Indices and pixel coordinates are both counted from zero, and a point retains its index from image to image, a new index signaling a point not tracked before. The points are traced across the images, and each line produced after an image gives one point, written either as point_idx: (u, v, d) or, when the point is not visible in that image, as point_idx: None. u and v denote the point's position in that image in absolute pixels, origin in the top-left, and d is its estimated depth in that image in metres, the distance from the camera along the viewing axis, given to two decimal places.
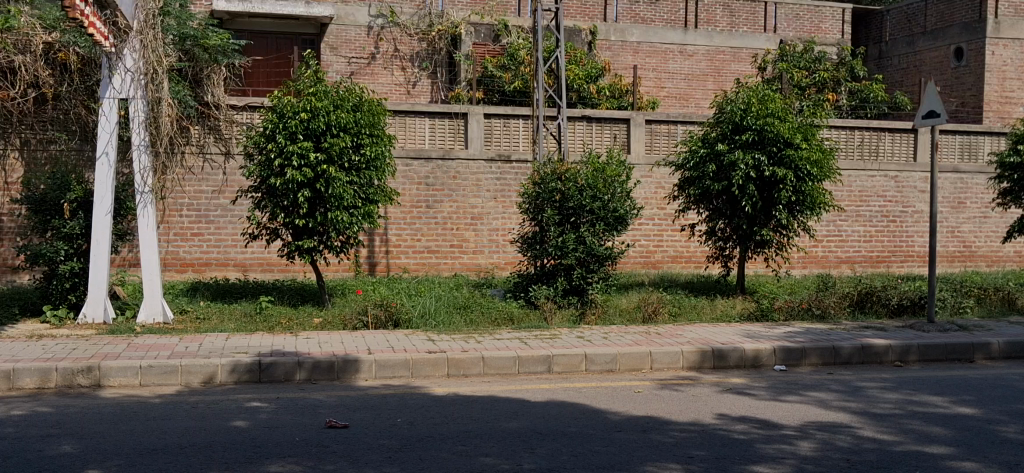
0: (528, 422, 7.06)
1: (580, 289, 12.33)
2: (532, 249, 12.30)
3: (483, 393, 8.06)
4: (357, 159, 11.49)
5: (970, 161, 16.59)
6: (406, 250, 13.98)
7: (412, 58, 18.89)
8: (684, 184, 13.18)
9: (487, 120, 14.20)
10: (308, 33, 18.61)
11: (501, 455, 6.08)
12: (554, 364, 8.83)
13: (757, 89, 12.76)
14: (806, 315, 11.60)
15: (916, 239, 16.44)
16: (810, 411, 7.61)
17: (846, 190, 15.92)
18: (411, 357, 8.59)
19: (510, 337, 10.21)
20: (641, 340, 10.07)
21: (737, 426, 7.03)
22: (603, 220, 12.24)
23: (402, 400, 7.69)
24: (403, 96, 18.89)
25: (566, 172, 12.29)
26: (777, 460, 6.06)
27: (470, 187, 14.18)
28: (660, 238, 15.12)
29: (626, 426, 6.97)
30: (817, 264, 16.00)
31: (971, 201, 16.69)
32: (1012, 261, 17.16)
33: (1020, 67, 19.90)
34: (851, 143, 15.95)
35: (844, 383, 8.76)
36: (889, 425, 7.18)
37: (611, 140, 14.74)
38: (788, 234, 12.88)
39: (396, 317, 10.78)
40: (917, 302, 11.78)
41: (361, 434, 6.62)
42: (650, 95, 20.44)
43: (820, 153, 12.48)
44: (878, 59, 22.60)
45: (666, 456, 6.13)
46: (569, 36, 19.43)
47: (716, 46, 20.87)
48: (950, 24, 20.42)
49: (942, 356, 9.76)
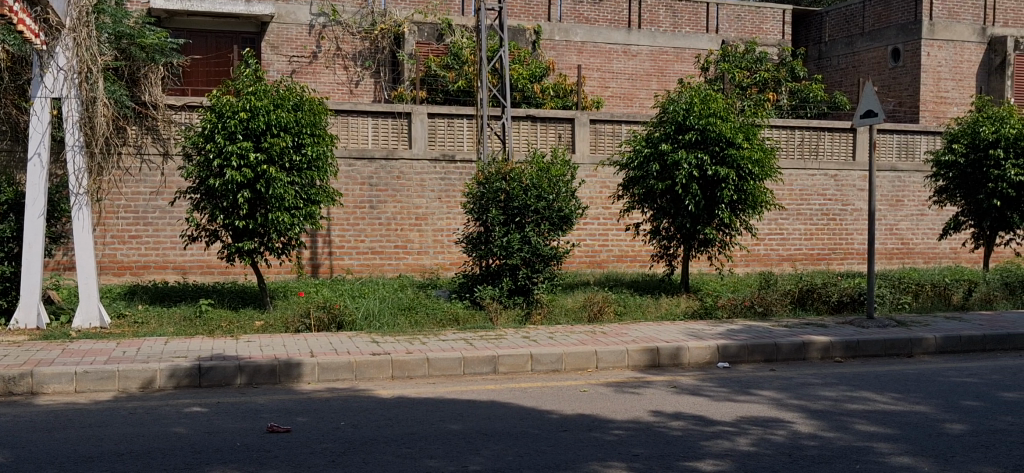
0: (473, 423, 6.31)
1: (525, 289, 11.08)
2: (476, 250, 11.09)
3: (432, 394, 7.26)
4: (298, 160, 10.57)
5: (907, 159, 17.70)
6: (350, 252, 14.43)
7: (355, 57, 19.11)
8: (628, 183, 13.18)
9: (431, 120, 14.75)
10: (247, 32, 18.68)
11: (446, 457, 5.47)
12: (500, 364, 8.14)
13: (699, 90, 12.78)
14: (750, 313, 10.92)
15: (856, 236, 17.52)
16: (758, 407, 6.83)
17: (786, 190, 16.87)
18: (356, 360, 7.83)
19: (455, 338, 9.13)
20: (588, 338, 9.17)
21: (674, 422, 6.31)
22: (549, 219, 11.03)
23: (346, 403, 6.91)
24: (345, 96, 19.13)
25: (511, 171, 11.09)
26: (717, 457, 5.45)
27: (415, 187, 14.71)
28: (605, 238, 15.78)
29: (568, 425, 6.24)
30: (760, 262, 16.89)
31: (908, 200, 17.77)
32: (948, 258, 18.33)
33: (953, 68, 21.74)
34: (792, 143, 16.88)
35: (799, 377, 8.07)
36: (861, 417, 6.53)
37: (555, 139, 15.35)
38: (730, 233, 12.99)
39: (340, 319, 9.65)
40: (858, 298, 11.30)
41: (303, 438, 5.91)
42: (594, 95, 21.26)
43: (762, 153, 12.57)
44: (818, 59, 24.31)
45: (611, 454, 5.52)
46: (513, 35, 20.01)
47: (659, 46, 21.67)
48: (889, 25, 22.21)
49: (885, 354, 9.18)
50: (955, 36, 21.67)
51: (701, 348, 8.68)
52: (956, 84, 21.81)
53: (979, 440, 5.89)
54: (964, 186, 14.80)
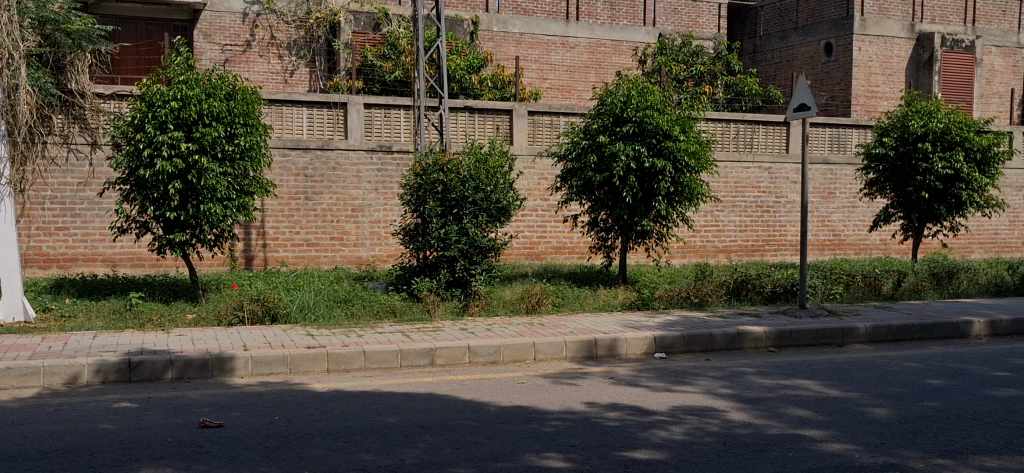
0: (410, 416, 6.25)
1: (463, 281, 11.02)
2: (413, 242, 11.00)
3: (367, 388, 7.18)
4: (231, 149, 10.38)
5: (838, 152, 18.03)
6: (284, 244, 14.23)
7: (289, 46, 18.86)
8: (566, 175, 13.20)
9: (367, 110, 14.60)
10: (180, 19, 18.28)
11: (382, 450, 5.40)
12: (438, 357, 8.08)
13: (636, 82, 12.85)
14: (686, 304, 11.02)
15: (789, 228, 17.83)
16: (693, 396, 6.88)
17: (722, 182, 17.05)
18: (290, 353, 7.71)
19: (392, 330, 9.04)
20: (526, 330, 9.16)
21: (610, 413, 6.32)
22: (487, 210, 11.00)
23: (280, 397, 6.80)
24: (279, 85, 18.86)
25: (448, 163, 11.03)
26: (652, 447, 5.47)
27: (351, 179, 14.56)
28: (543, 230, 15.82)
29: (506, 417, 6.21)
30: (695, 253, 17.06)
31: (839, 192, 18.11)
32: (878, 249, 18.72)
33: (883, 63, 22.20)
34: (727, 135, 17.03)
35: (733, 366, 8.15)
36: (794, 404, 6.61)
37: (493, 131, 15.29)
38: (667, 225, 13.08)
39: (274, 312, 9.51)
40: (791, 289, 11.47)
41: (235, 433, 5.79)
42: (532, 86, 21.28)
43: (698, 145, 12.67)
44: (753, 54, 24.62)
45: (547, 445, 5.50)
46: (450, 26, 19.86)
47: (597, 38, 21.76)
48: (822, 20, 22.59)
49: (817, 343, 9.33)
50: (886, 32, 22.13)
51: (637, 339, 8.73)
52: (886, 78, 22.28)
53: (908, 426, 6.00)
54: (894, 178, 15.11)
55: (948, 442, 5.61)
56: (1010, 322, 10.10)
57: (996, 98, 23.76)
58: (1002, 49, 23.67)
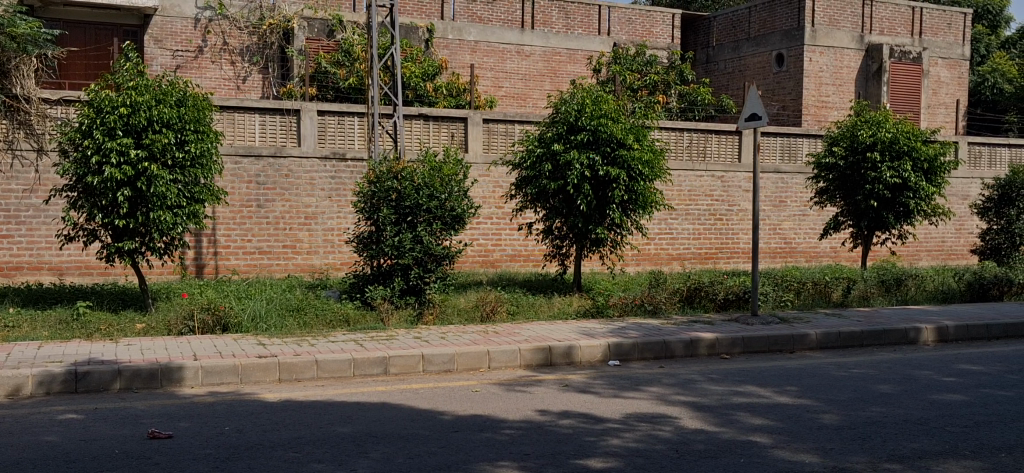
0: (362, 426, 6.21)
1: (417, 289, 10.96)
2: (366, 249, 10.92)
3: (320, 397, 7.11)
4: (182, 156, 10.24)
5: (789, 161, 18.28)
6: (236, 252, 14.08)
7: (242, 52, 18.69)
8: (521, 182, 13.21)
9: (321, 117, 14.52)
10: (130, 24, 18.07)
11: (334, 460, 5.35)
12: (391, 366, 8.04)
13: (591, 91, 12.91)
14: (640, 311, 11.08)
15: (741, 236, 18.03)
16: (646, 403, 6.92)
17: (675, 190, 17.20)
18: (241, 363, 7.62)
19: (345, 339, 8.97)
20: (481, 338, 9.15)
21: (564, 421, 6.33)
22: (441, 218, 10.99)
23: (231, 408, 6.71)
24: (232, 91, 18.70)
25: (403, 170, 10.99)
26: (606, 454, 5.49)
27: (304, 186, 14.46)
28: (498, 238, 15.84)
29: (459, 426, 6.20)
30: (650, 261, 17.16)
31: (790, 200, 18.36)
32: (828, 256, 18.98)
33: (834, 73, 22.55)
34: (680, 144, 17.17)
35: (686, 373, 8.21)
36: (746, 411, 6.67)
37: (448, 138, 15.26)
38: (621, 232, 13.15)
39: (225, 321, 9.39)
40: (743, 296, 11.59)
41: (185, 444, 5.71)
42: (488, 94, 21.32)
43: (651, 154, 12.78)
44: (706, 64, 24.88)
45: (502, 453, 5.50)
46: (405, 33, 19.78)
47: (552, 47, 21.86)
48: (773, 31, 22.91)
49: (769, 350, 9.43)
50: (836, 43, 22.50)
51: (591, 347, 8.76)
52: (836, 89, 22.64)
53: (856, 432, 6.09)
54: (843, 186, 15.36)
55: (896, 447, 5.70)
56: (957, 329, 10.30)
57: (942, 110, 24.28)
58: (948, 61, 24.18)
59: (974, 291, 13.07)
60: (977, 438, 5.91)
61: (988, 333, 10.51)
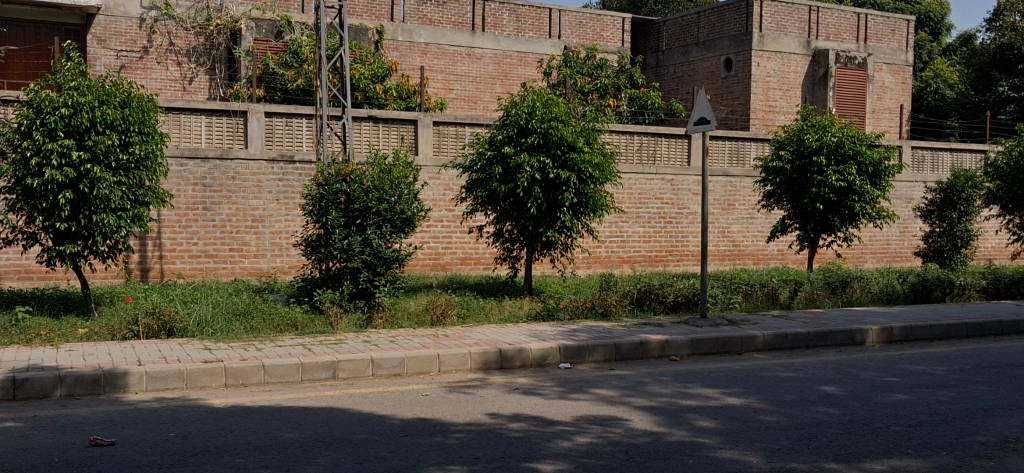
0: (311, 431, 6.13)
1: (366, 293, 10.87)
2: (314, 253, 10.80)
3: (267, 402, 7.01)
4: (125, 158, 10.06)
5: (738, 165, 18.47)
6: (181, 256, 13.88)
7: (188, 53, 18.47)
8: (472, 185, 13.15)
9: (268, 119, 14.35)
10: (72, 23, 17.69)
11: (282, 466, 5.27)
12: (340, 370, 7.95)
13: (542, 94, 12.92)
14: (590, 314, 11.10)
15: (690, 239, 18.19)
16: (595, 405, 6.92)
17: (626, 194, 17.28)
18: (187, 368, 7.48)
19: (293, 343, 8.87)
20: (431, 341, 9.08)
21: (513, 424, 6.31)
22: (391, 221, 10.91)
23: (176, 414, 6.59)
24: (178, 93, 18.48)
25: (351, 173, 10.89)
26: (556, 457, 5.48)
27: (251, 189, 14.28)
28: (448, 241, 15.80)
29: (409, 430, 6.15)
30: (601, 264, 17.21)
31: (739, 204, 18.56)
32: (775, 259, 19.22)
33: (781, 79, 22.84)
34: (630, 147, 17.25)
35: (636, 375, 8.23)
36: (695, 412, 6.71)
37: (397, 141, 15.17)
38: (572, 235, 13.18)
39: (171, 325, 9.24)
40: (692, 298, 11.67)
41: (128, 451, 5.59)
42: (438, 96, 21.30)
43: (602, 157, 12.85)
44: (656, 68, 25.08)
45: (451, 458, 5.46)
46: (355, 34, 19.64)
47: (503, 50, 21.89)
48: (721, 36, 23.15)
49: (718, 351, 9.51)
50: (783, 49, 22.80)
51: (542, 349, 8.74)
52: (784, 94, 22.94)
53: (803, 432, 6.14)
54: (790, 190, 15.56)
55: (841, 447, 5.76)
56: (901, 330, 10.48)
57: (887, 114, 24.71)
58: (892, 67, 24.64)
59: (917, 293, 13.33)
60: (921, 437, 6.00)
61: (931, 334, 10.70)
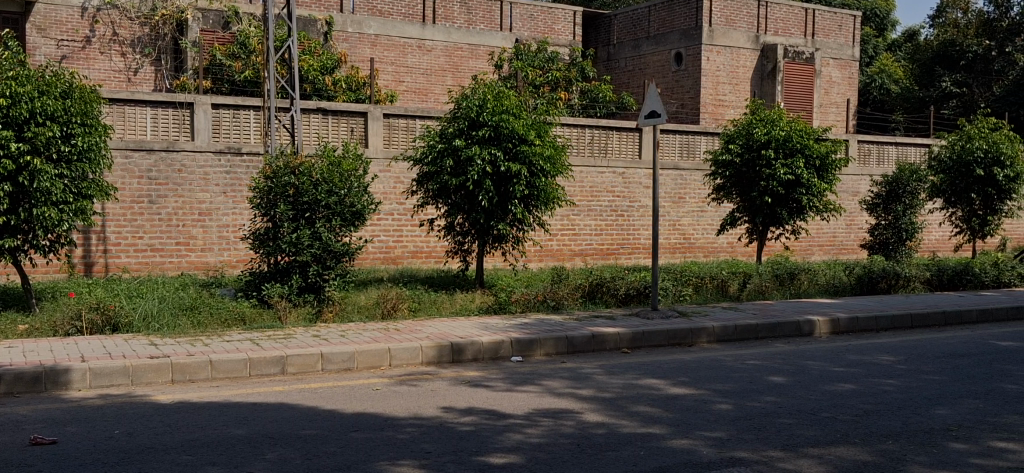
0: (259, 427, 6.04)
1: (316, 287, 10.76)
2: (263, 246, 10.65)
3: (215, 398, 6.89)
4: (67, 150, 9.84)
5: (688, 158, 18.60)
6: (127, 250, 13.62)
7: (133, 43, 18.14)
8: (423, 178, 13.07)
9: (215, 110, 14.13)
10: (10, 11, 17.18)
11: (229, 463, 5.19)
12: (289, 365, 7.85)
13: (492, 86, 12.87)
14: (542, 307, 11.09)
15: (641, 232, 18.30)
16: (546, 398, 6.91)
17: (577, 187, 17.31)
18: (132, 364, 7.33)
19: (241, 338, 8.75)
20: (382, 335, 9.01)
21: (466, 418, 6.28)
22: (340, 215, 10.79)
23: (120, 411, 6.45)
24: (123, 83, 18.14)
25: (300, 165, 10.76)
26: (508, 450, 5.46)
27: (198, 181, 14.06)
28: (399, 234, 15.72)
29: (359, 425, 6.09)
30: (552, 257, 17.23)
31: (689, 197, 18.70)
32: (725, 251, 19.41)
33: (730, 73, 23.05)
34: (582, 141, 17.27)
35: (587, 367, 8.24)
36: (646, 403, 6.73)
37: (347, 133, 15.03)
38: (523, 229, 13.18)
39: (115, 321, 9.06)
40: (643, 291, 11.72)
41: (71, 449, 5.46)
42: (388, 88, 21.16)
43: (552, 150, 12.86)
44: (606, 61, 25.17)
45: (401, 452, 5.41)
46: (303, 25, 19.44)
47: (454, 42, 21.82)
48: (671, 30, 23.28)
49: (668, 343, 9.56)
50: (732, 43, 22.99)
51: (493, 343, 8.72)
52: (733, 88, 23.14)
53: (753, 421, 6.19)
54: (740, 184, 15.72)
55: (790, 436, 5.81)
56: (848, 321, 10.63)
57: (833, 108, 25.07)
58: (838, 62, 24.97)
59: (863, 285, 13.54)
60: (867, 426, 6.07)
61: (877, 325, 10.86)
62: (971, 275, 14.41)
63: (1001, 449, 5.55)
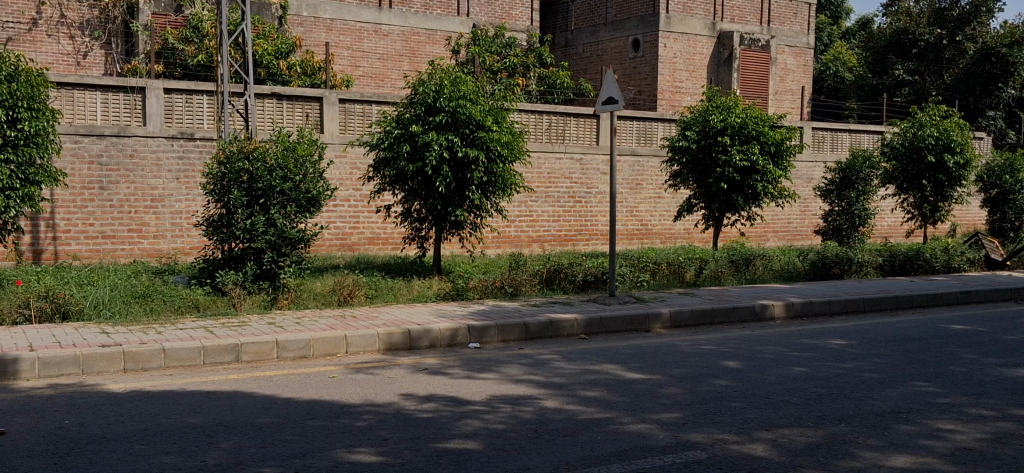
0: (214, 415, 5.96)
1: (271, 273, 10.65)
2: (217, 233, 10.51)
3: (169, 387, 6.79)
4: (14, 135, 9.62)
5: (645, 145, 18.67)
6: (77, 237, 13.39)
7: (82, 26, 17.80)
8: (379, 164, 12.97)
9: (167, 95, 13.90)
10: None
11: (184, 452, 5.12)
12: (244, 353, 7.76)
13: (450, 72, 12.78)
14: (500, 294, 11.06)
15: (599, 218, 18.36)
16: (505, 385, 6.90)
17: (535, 173, 17.31)
18: (82, 353, 7.20)
19: (195, 326, 8.63)
20: (338, 323, 8.95)
21: (424, 404, 6.25)
22: (296, 201, 10.68)
23: (70, 400, 6.33)
24: (72, 67, 17.80)
25: (254, 150, 10.62)
26: (466, 436, 5.44)
27: (150, 167, 13.84)
28: (356, 221, 15.63)
29: (316, 413, 6.03)
30: (510, 243, 17.22)
31: (646, 183, 18.79)
32: (682, 238, 19.54)
33: (686, 60, 23.17)
34: (540, 127, 17.25)
35: (545, 353, 8.24)
36: (603, 388, 6.74)
37: (302, 119, 14.87)
38: (481, 215, 13.15)
39: (65, 309, 8.88)
40: (601, 277, 11.75)
41: (19, 440, 5.35)
42: (344, 73, 20.98)
43: (510, 136, 12.82)
44: (564, 47, 25.19)
45: (358, 440, 5.37)
46: (257, 9, 19.25)
47: (411, 27, 21.66)
48: (629, 16, 23.32)
49: (626, 329, 9.60)
50: (689, 30, 23.08)
51: (451, 329, 8.69)
52: (690, 75, 23.25)
53: (709, 405, 6.24)
54: (696, 170, 15.80)
55: (746, 420, 5.85)
56: (802, 305, 10.75)
57: (788, 95, 25.28)
58: (794, 49, 25.18)
59: (817, 270, 13.69)
60: (821, 409, 6.14)
61: (830, 309, 11.00)
62: (922, 260, 14.65)
63: (949, 431, 5.64)
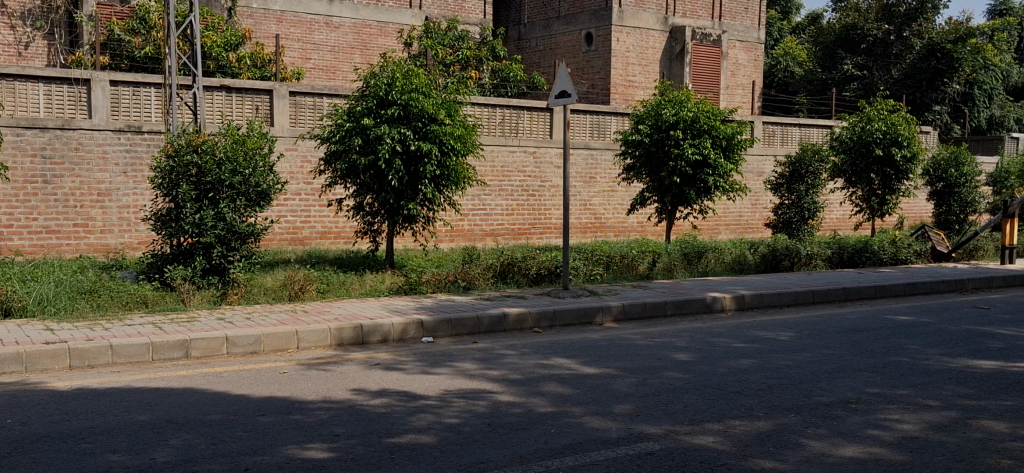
0: (163, 412, 5.85)
1: (221, 268, 10.51)
2: (165, 227, 10.34)
3: (115, 384, 6.66)
4: None
5: (599, 138, 18.71)
6: (20, 232, 13.09)
7: (23, 16, 17.36)
8: (331, 158, 12.85)
9: (113, 87, 13.63)
10: None
11: (131, 450, 5.02)
12: (193, 349, 7.63)
13: (402, 65, 12.67)
14: (453, 288, 11.01)
15: (552, 211, 18.40)
16: (457, 379, 6.87)
17: (489, 167, 17.28)
18: (25, 350, 7.04)
19: (142, 322, 8.47)
20: (289, 318, 8.85)
21: (376, 400, 6.20)
22: (245, 194, 10.54)
23: (12, 399, 6.18)
24: (13, 58, 17.37)
25: (203, 143, 10.45)
26: (419, 431, 5.40)
27: (96, 160, 13.58)
28: (307, 214, 15.49)
29: (267, 409, 5.96)
30: (464, 237, 17.18)
31: (600, 177, 18.86)
32: (635, 231, 19.65)
33: (639, 54, 23.28)
34: (493, 120, 17.19)
35: (499, 348, 8.22)
36: (557, 382, 6.74)
37: (252, 112, 14.69)
38: (434, 209, 13.09)
39: (7, 306, 8.68)
40: (554, 270, 11.80)
41: None
42: (295, 66, 20.74)
43: (463, 129, 12.77)
44: (517, 40, 25.19)
45: (310, 436, 5.30)
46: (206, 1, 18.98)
47: (362, 19, 21.51)
48: (582, 10, 23.35)
49: (579, 322, 9.62)
50: (641, 24, 23.19)
51: (403, 323, 8.64)
52: (642, 69, 23.37)
53: (663, 397, 6.26)
54: (649, 163, 15.87)
55: (699, 411, 5.89)
56: (753, 297, 10.86)
57: (739, 90, 25.49)
58: (745, 44, 25.40)
59: (767, 263, 13.85)
60: (772, 400, 6.20)
61: (780, 301, 11.13)
62: (871, 252, 14.88)
63: (896, 420, 5.72)
